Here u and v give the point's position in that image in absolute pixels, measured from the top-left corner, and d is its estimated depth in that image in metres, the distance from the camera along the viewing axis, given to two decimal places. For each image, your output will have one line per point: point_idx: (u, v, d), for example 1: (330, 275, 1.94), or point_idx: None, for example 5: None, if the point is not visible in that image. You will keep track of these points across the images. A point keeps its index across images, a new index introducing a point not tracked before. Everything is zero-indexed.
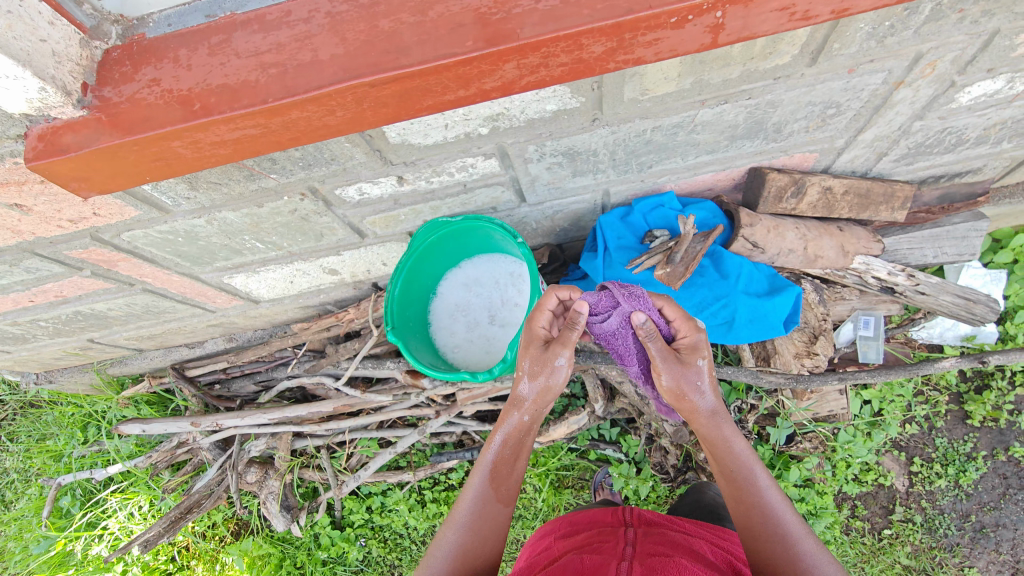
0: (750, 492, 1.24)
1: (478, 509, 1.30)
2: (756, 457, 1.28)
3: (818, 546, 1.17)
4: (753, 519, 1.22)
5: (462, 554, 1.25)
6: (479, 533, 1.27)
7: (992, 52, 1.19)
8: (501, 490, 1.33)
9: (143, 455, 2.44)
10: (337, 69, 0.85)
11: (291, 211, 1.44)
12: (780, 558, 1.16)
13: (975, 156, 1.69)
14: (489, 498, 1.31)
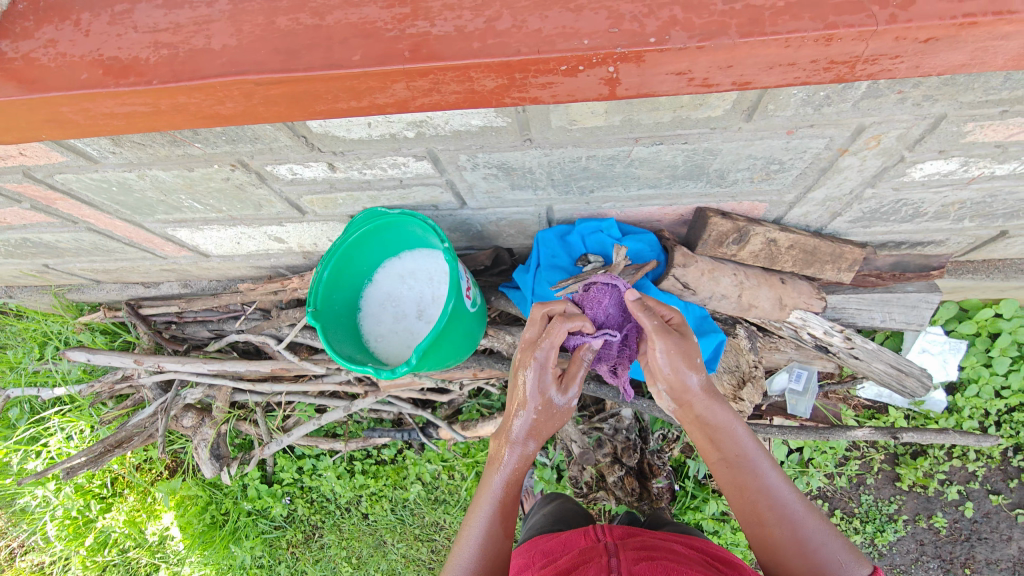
0: (749, 475, 1.21)
1: (481, 555, 1.21)
2: (753, 437, 1.24)
3: (826, 523, 1.15)
4: (757, 502, 1.19)
5: None
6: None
7: (941, 135, 1.15)
8: (502, 531, 1.25)
9: (87, 382, 2.51)
10: (226, 61, 0.84)
11: (224, 179, 1.43)
12: (788, 538, 1.14)
13: (936, 229, 1.64)
14: (492, 543, 1.23)
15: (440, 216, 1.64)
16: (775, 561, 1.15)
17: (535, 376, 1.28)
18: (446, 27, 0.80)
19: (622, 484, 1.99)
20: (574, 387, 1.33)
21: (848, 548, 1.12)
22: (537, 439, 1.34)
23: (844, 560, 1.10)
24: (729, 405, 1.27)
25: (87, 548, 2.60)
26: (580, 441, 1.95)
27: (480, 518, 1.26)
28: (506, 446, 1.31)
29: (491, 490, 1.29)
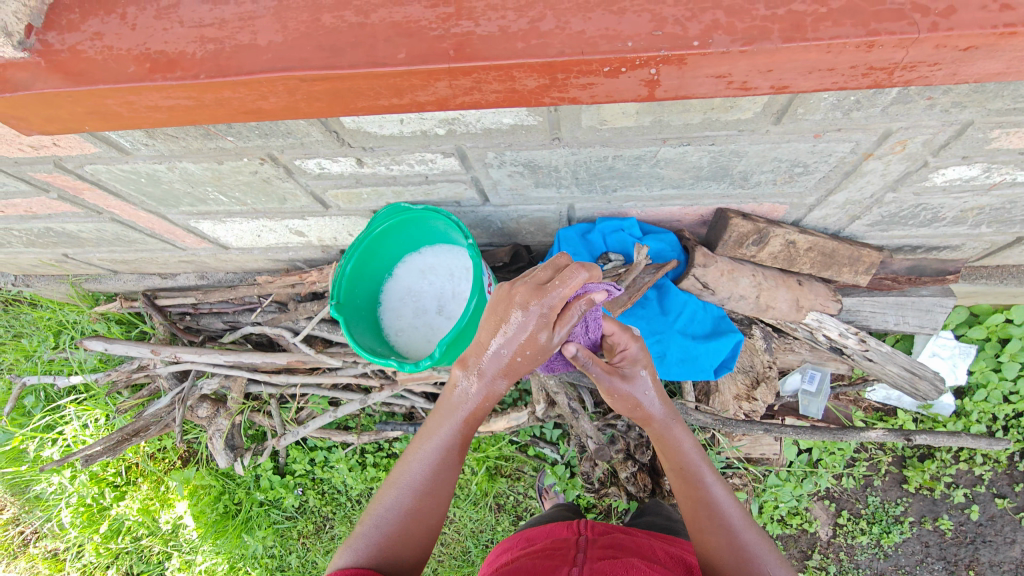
0: (693, 487, 1.28)
1: (426, 477, 1.21)
2: (698, 453, 1.31)
3: (760, 534, 1.22)
4: (697, 511, 1.26)
5: (408, 515, 1.20)
6: (424, 504, 1.21)
7: (966, 141, 1.16)
8: (452, 457, 1.24)
9: (104, 372, 2.54)
10: (272, 57, 0.85)
11: (252, 173, 1.45)
12: (720, 545, 1.21)
13: (953, 234, 1.65)
14: (442, 469, 1.23)
15: (462, 212, 1.66)
16: (709, 566, 1.22)
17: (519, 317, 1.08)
18: (489, 26, 0.81)
19: (634, 479, 2.01)
20: (563, 331, 1.13)
21: (775, 556, 1.19)
22: (506, 377, 1.19)
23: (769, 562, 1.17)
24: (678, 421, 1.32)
25: (101, 535, 2.64)
26: (596, 436, 1.86)
27: (432, 445, 1.23)
28: (470, 380, 1.19)
29: (447, 423, 1.23)
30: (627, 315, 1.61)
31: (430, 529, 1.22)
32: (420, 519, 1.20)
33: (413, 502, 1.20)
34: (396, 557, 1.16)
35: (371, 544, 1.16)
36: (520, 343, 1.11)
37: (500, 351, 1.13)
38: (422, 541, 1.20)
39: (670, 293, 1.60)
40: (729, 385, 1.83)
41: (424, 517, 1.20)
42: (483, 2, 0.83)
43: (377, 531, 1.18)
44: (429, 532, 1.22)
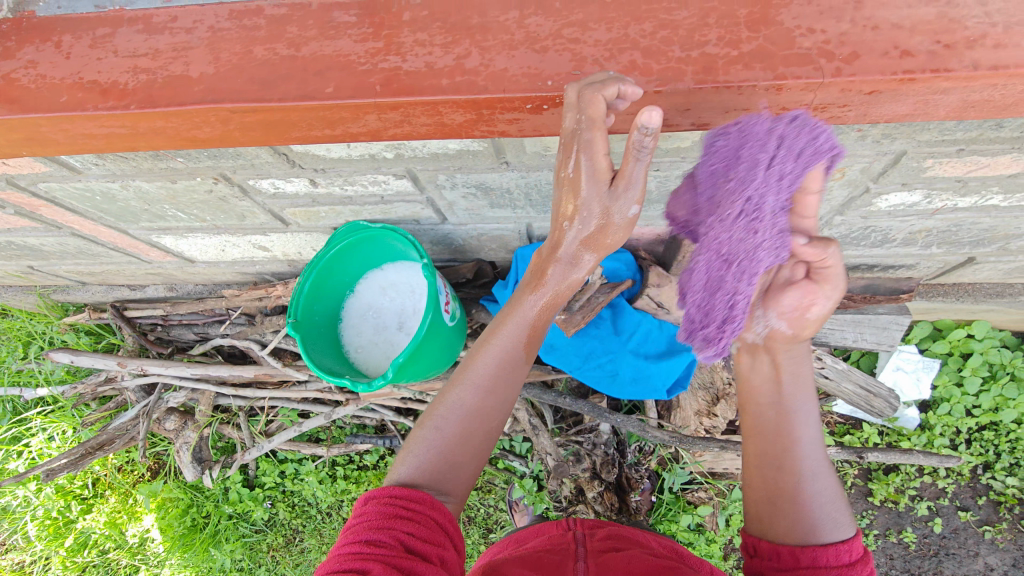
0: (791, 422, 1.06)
1: (496, 372, 1.06)
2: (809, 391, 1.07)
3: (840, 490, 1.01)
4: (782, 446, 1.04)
5: (473, 418, 1.03)
6: (487, 403, 1.05)
7: (902, 169, 1.19)
8: (523, 351, 1.09)
9: (71, 384, 2.51)
10: (203, 89, 0.86)
11: (207, 191, 1.45)
12: (787, 488, 1.01)
13: (905, 254, 1.68)
14: (511, 365, 1.08)
15: (422, 230, 1.67)
16: (764, 508, 1.02)
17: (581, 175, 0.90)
18: (417, 62, 0.83)
19: (602, 499, 1.98)
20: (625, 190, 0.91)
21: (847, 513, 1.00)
22: (594, 255, 1.04)
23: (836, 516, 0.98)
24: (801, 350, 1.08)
25: (66, 549, 2.59)
26: (556, 453, 1.89)
27: (506, 335, 1.09)
28: (554, 264, 1.06)
29: (522, 314, 1.09)
30: (580, 333, 1.59)
31: (491, 432, 1.05)
32: (483, 419, 1.04)
33: (480, 400, 1.04)
34: (456, 462, 1.01)
35: (432, 449, 1.01)
36: (586, 211, 0.95)
37: (573, 221, 0.98)
38: (483, 447, 1.04)
39: (625, 312, 1.57)
40: (690, 401, 1.85)
41: (487, 418, 1.04)
42: (412, 38, 0.84)
43: (438, 435, 1.02)
44: (491, 437, 1.06)
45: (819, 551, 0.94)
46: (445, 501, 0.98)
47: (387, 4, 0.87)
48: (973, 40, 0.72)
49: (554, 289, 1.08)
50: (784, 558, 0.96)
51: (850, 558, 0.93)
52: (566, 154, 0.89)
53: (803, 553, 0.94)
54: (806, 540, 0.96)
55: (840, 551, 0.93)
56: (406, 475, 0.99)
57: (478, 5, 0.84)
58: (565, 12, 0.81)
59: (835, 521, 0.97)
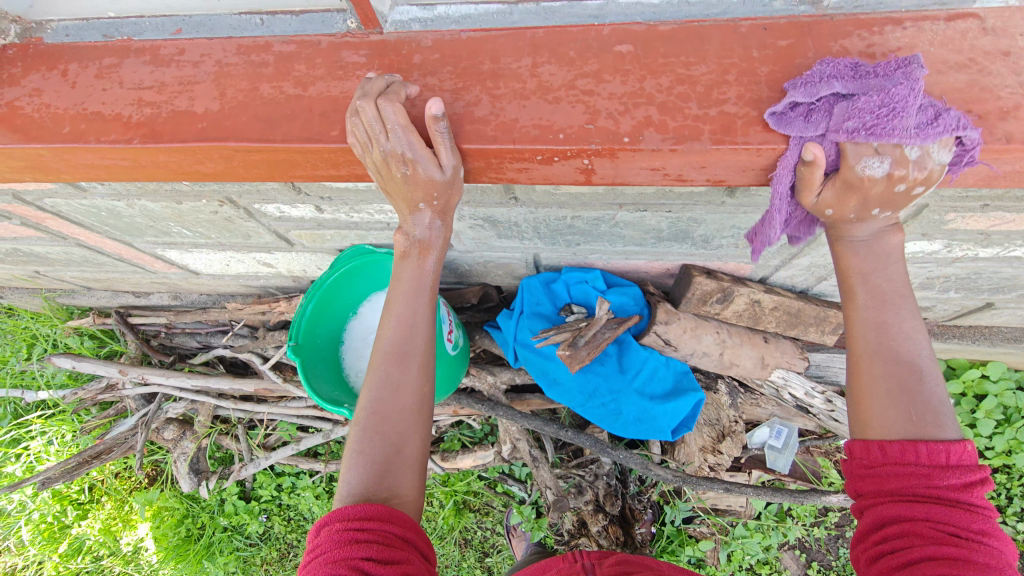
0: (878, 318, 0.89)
1: (404, 342, 1.04)
2: (906, 284, 0.89)
3: (942, 384, 0.87)
4: (866, 344, 0.89)
5: (394, 393, 1.02)
6: (406, 375, 1.03)
7: (923, 221, 1.15)
8: (425, 310, 1.07)
9: (72, 389, 2.51)
10: (207, 126, 0.84)
11: (212, 212, 1.44)
12: (887, 398, 0.87)
13: (921, 296, 1.63)
14: (416, 329, 1.06)
15: None
16: (854, 401, 0.91)
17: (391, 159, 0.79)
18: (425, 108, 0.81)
19: (608, 534, 1.91)
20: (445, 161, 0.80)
21: (946, 406, 0.86)
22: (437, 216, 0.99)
23: (939, 408, 0.85)
24: (887, 226, 0.88)
25: (60, 555, 2.57)
26: (556, 487, 1.83)
27: (401, 302, 1.06)
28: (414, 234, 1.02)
29: (410, 282, 1.06)
30: (584, 370, 1.55)
31: (422, 400, 1.04)
32: (407, 392, 1.02)
33: (398, 372, 1.03)
34: (395, 445, 0.98)
35: (368, 440, 0.98)
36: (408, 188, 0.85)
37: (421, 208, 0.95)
38: (418, 419, 1.02)
39: (630, 349, 1.55)
40: (695, 437, 1.78)
41: (410, 389, 1.03)
42: (421, 82, 0.82)
43: (370, 424, 0.99)
44: (421, 405, 1.04)
45: (914, 449, 0.83)
46: (398, 492, 0.96)
47: (398, 45, 0.85)
48: (1005, 112, 0.69)
49: (433, 249, 1.05)
50: (873, 455, 0.86)
51: (946, 460, 0.81)
52: (403, 179, 0.83)
53: (893, 448, 0.84)
54: (900, 437, 0.84)
55: (935, 449, 0.82)
56: (354, 480, 0.95)
57: (490, 51, 0.82)
58: (579, 62, 0.79)
59: (936, 417, 0.84)
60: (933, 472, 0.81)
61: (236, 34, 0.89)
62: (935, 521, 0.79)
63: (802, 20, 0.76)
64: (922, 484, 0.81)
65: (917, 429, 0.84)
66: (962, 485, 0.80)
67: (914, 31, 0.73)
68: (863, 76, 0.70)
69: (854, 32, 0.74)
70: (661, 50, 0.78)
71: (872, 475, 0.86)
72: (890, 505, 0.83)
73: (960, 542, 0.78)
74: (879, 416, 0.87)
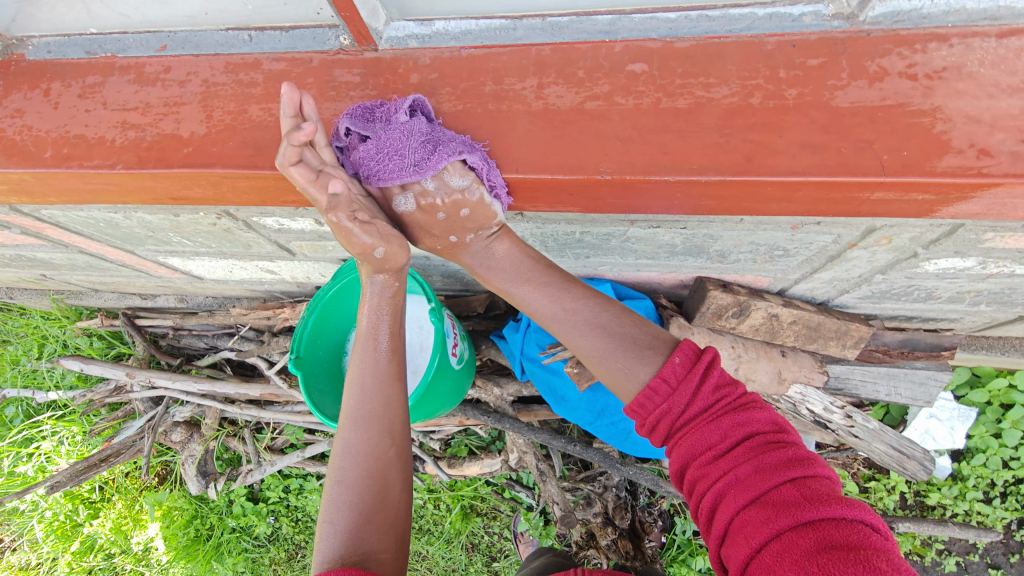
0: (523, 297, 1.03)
1: (369, 402, 0.99)
2: (533, 264, 1.02)
3: (628, 324, 0.98)
4: (552, 324, 1.01)
5: (362, 457, 0.96)
6: (372, 435, 0.97)
7: (957, 240, 1.07)
8: (387, 367, 1.02)
9: (81, 390, 2.51)
10: (194, 151, 0.80)
11: (211, 224, 1.40)
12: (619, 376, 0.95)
13: (950, 309, 1.55)
14: (379, 386, 1.01)
15: (431, 265, 1.58)
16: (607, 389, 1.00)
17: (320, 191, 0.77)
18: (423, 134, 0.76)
19: (616, 548, 1.86)
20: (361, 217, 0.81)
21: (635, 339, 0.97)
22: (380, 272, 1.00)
23: (629, 352, 0.95)
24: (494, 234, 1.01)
25: (73, 553, 2.60)
26: (563, 502, 1.81)
27: (363, 360, 1.01)
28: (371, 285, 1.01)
29: (365, 336, 1.02)
30: (593, 389, 1.50)
31: (393, 462, 0.98)
32: (374, 455, 0.97)
33: (364, 435, 0.97)
34: (365, 514, 0.92)
35: (336, 511, 0.92)
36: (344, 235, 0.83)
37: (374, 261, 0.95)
38: (390, 482, 0.96)
39: None
40: None
41: (378, 451, 0.97)
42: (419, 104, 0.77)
43: (339, 492, 0.93)
44: (393, 468, 0.97)
45: (653, 391, 0.91)
46: (376, 560, 0.88)
47: (394, 63, 0.79)
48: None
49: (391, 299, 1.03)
50: (643, 419, 0.92)
51: (671, 386, 0.90)
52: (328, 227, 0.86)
53: (643, 404, 0.91)
54: (639, 389, 0.93)
55: (657, 384, 0.91)
56: (327, 553, 0.89)
57: (493, 71, 0.76)
58: (589, 83, 0.73)
59: (628, 360, 0.94)
60: (675, 400, 0.89)
61: (224, 51, 0.84)
62: (699, 446, 0.86)
63: (836, 36, 0.69)
64: (675, 418, 0.88)
65: (635, 380, 0.93)
66: (698, 395, 0.88)
67: (962, 49, 0.65)
68: (372, 122, 0.75)
69: (895, 50, 0.67)
70: (678, 69, 0.72)
71: (652, 435, 0.91)
72: (677, 457, 0.88)
73: (736, 463, 0.81)
74: (615, 384, 0.96)
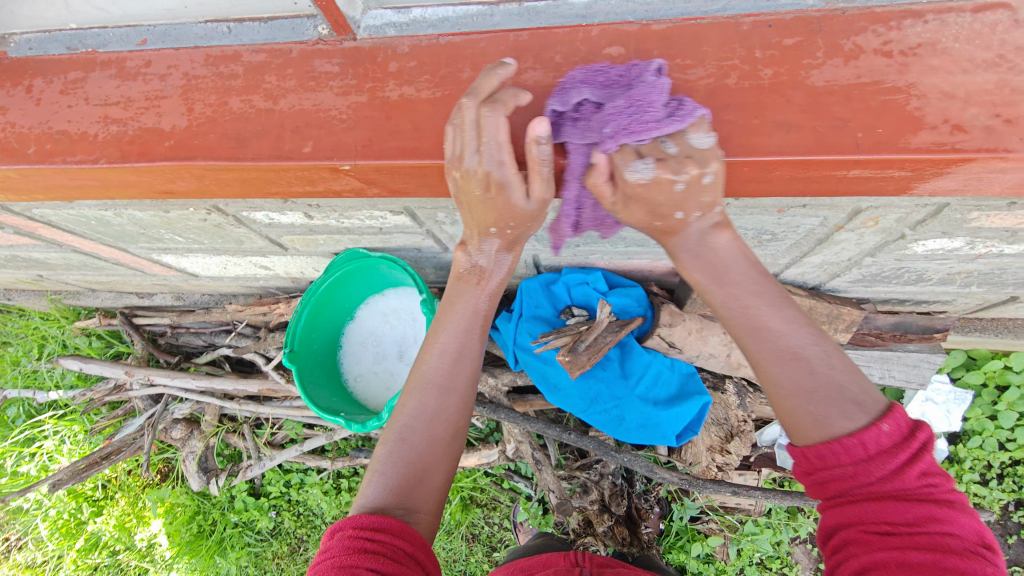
0: (726, 311, 0.82)
1: (448, 370, 0.99)
2: (752, 271, 0.81)
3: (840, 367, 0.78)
4: (754, 344, 0.81)
5: (433, 419, 0.96)
6: (447, 402, 0.97)
7: (943, 220, 1.08)
8: (474, 341, 1.03)
9: (81, 389, 2.53)
10: (176, 144, 0.80)
11: (202, 220, 1.40)
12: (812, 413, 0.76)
13: (941, 292, 1.55)
14: (462, 359, 1.01)
15: (423, 258, 1.59)
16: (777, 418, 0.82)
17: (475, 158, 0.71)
18: (402, 122, 0.76)
19: (614, 534, 1.88)
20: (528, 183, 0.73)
21: (859, 388, 0.77)
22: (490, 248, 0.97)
23: (850, 402, 0.76)
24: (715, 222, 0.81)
25: (77, 550, 2.63)
26: (559, 490, 1.82)
27: (451, 330, 1.02)
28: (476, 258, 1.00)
29: (464, 312, 1.03)
30: (585, 376, 1.53)
31: (455, 433, 0.98)
32: (443, 421, 0.97)
33: (438, 401, 0.97)
34: (425, 469, 0.92)
35: (397, 463, 0.92)
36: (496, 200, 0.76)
37: (489, 235, 0.94)
38: (448, 450, 0.96)
39: (633, 353, 1.52)
40: (703, 436, 1.71)
41: (447, 419, 0.97)
42: (398, 93, 0.77)
43: (400, 446, 0.93)
44: (455, 439, 0.97)
45: (836, 447, 0.74)
46: (415, 519, 0.88)
47: (373, 52, 0.79)
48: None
49: (492, 279, 1.02)
50: (806, 463, 0.78)
51: (866, 452, 0.73)
52: (481, 195, 0.76)
53: (812, 455, 0.77)
54: (823, 436, 0.76)
55: (850, 444, 0.74)
56: (373, 497, 0.89)
57: (471, 58, 0.77)
58: (566, 68, 0.74)
59: (840, 410, 0.75)
60: (860, 467, 0.74)
61: (203, 43, 0.84)
62: (869, 519, 0.72)
63: (811, 15, 0.69)
64: (852, 485, 0.74)
65: (830, 432, 0.75)
66: (896, 474, 0.72)
67: (937, 26, 0.65)
68: (611, 85, 0.69)
69: (870, 28, 0.67)
70: (655, 52, 0.72)
71: (811, 482, 0.78)
72: (832, 516, 0.76)
73: (910, 552, 0.69)
74: (795, 424, 0.78)
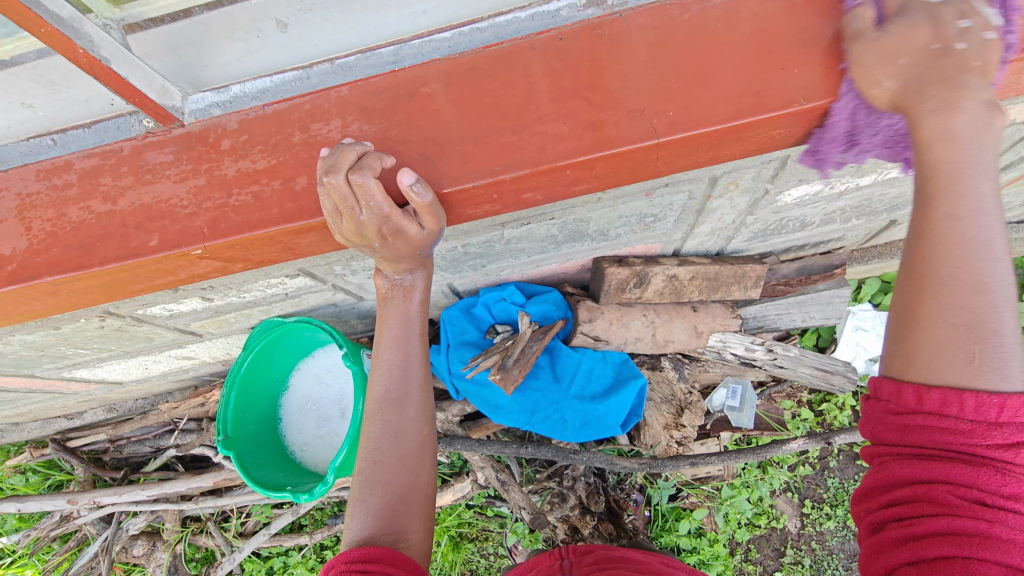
0: (941, 232, 0.69)
1: (400, 386, 0.98)
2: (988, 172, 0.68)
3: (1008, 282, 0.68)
4: (950, 265, 0.68)
5: (399, 436, 0.96)
6: (405, 416, 0.97)
7: (792, 171, 1.10)
8: (419, 350, 1.02)
9: (25, 531, 2.35)
10: (23, 265, 0.79)
11: (99, 327, 1.28)
12: (953, 318, 0.67)
13: (829, 231, 1.61)
14: (410, 371, 1.00)
15: (342, 310, 1.55)
16: (895, 327, 0.72)
17: (352, 214, 0.73)
18: (243, 195, 0.77)
19: (599, 533, 1.85)
20: (408, 219, 0.77)
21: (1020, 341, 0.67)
22: (420, 271, 0.99)
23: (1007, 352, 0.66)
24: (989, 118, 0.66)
25: None
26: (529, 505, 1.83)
27: (391, 344, 1.00)
28: (392, 276, 0.98)
29: (398, 326, 1.00)
30: (521, 389, 1.57)
31: (425, 440, 0.98)
32: (408, 436, 0.96)
33: (397, 416, 0.97)
34: (405, 485, 0.93)
35: (374, 487, 0.92)
36: (388, 241, 0.80)
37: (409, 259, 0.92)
38: (422, 461, 0.96)
39: (562, 356, 1.58)
40: (656, 416, 1.72)
41: (411, 430, 0.97)
42: (235, 168, 0.78)
43: (373, 470, 0.93)
44: (424, 444, 0.98)
45: (964, 401, 0.65)
46: (407, 539, 0.89)
47: (203, 134, 0.81)
48: (788, 77, 0.74)
49: (419, 287, 1.01)
50: (906, 402, 0.69)
51: (998, 417, 0.64)
52: (381, 244, 0.81)
53: (931, 396, 0.67)
54: (940, 382, 0.67)
55: (984, 402, 0.64)
56: (359, 530, 0.89)
57: (299, 120, 0.79)
58: (388, 113, 0.77)
59: (997, 359, 0.65)
60: (976, 429, 0.65)
61: (30, 160, 0.82)
62: (954, 482, 0.65)
63: (593, 22, 0.77)
64: (954, 441, 0.65)
65: (967, 378, 0.66)
66: (1012, 451, 0.63)
67: (700, 12, 0.76)
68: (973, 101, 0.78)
69: (646, 23, 0.76)
70: (467, 81, 0.77)
71: (902, 421, 0.69)
72: (903, 466, 0.68)
73: (979, 520, 0.63)
74: (931, 358, 0.68)
